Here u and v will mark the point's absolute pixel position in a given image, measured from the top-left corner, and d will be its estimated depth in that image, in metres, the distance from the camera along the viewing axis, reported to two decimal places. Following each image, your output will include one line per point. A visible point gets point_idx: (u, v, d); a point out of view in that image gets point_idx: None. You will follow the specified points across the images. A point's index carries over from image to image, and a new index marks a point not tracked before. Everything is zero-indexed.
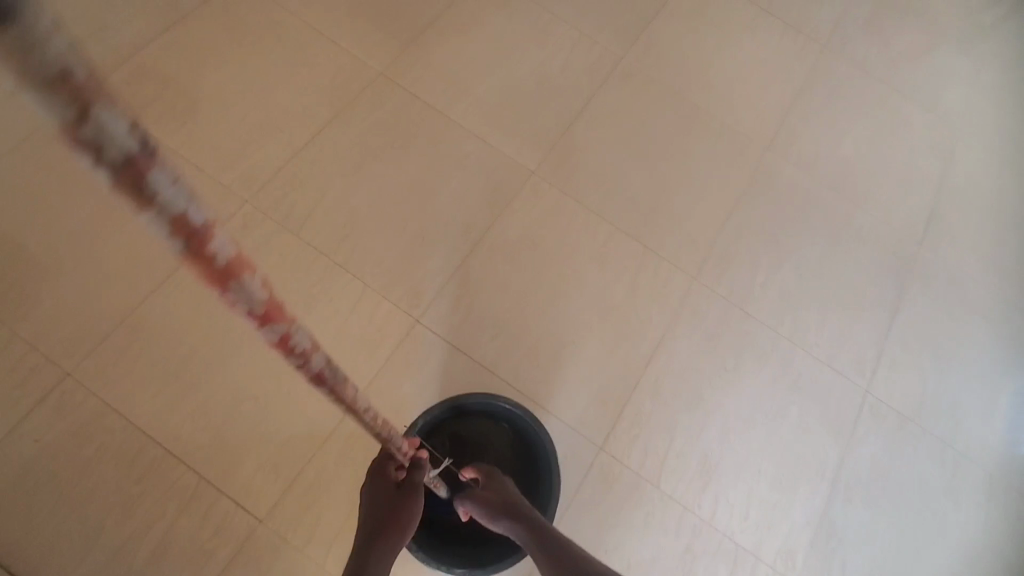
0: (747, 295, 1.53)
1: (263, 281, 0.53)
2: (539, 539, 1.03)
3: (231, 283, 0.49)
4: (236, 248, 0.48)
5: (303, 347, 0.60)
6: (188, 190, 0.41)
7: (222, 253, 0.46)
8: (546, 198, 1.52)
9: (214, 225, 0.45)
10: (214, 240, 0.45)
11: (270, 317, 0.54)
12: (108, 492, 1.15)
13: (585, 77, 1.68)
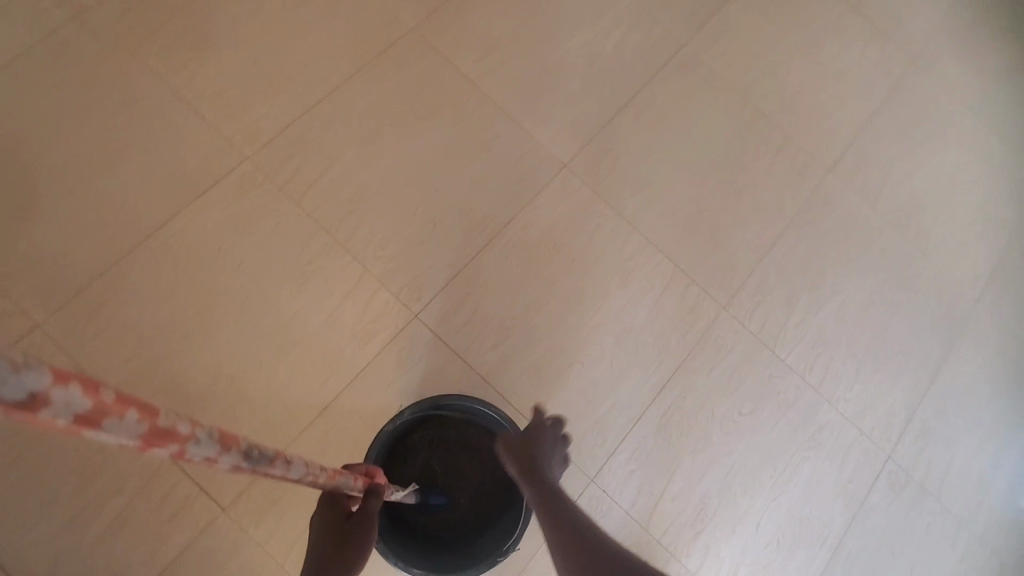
0: (778, 334, 1.39)
1: (140, 409, 0.42)
2: (548, 501, 0.83)
3: (90, 430, 0.38)
4: (96, 390, 0.37)
5: (213, 453, 0.50)
6: (6, 364, 0.31)
7: (67, 409, 0.36)
8: (575, 197, 1.37)
9: (57, 381, 0.34)
10: (59, 398, 0.35)
11: (162, 443, 0.44)
12: (68, 458, 1.09)
13: (638, 63, 1.49)
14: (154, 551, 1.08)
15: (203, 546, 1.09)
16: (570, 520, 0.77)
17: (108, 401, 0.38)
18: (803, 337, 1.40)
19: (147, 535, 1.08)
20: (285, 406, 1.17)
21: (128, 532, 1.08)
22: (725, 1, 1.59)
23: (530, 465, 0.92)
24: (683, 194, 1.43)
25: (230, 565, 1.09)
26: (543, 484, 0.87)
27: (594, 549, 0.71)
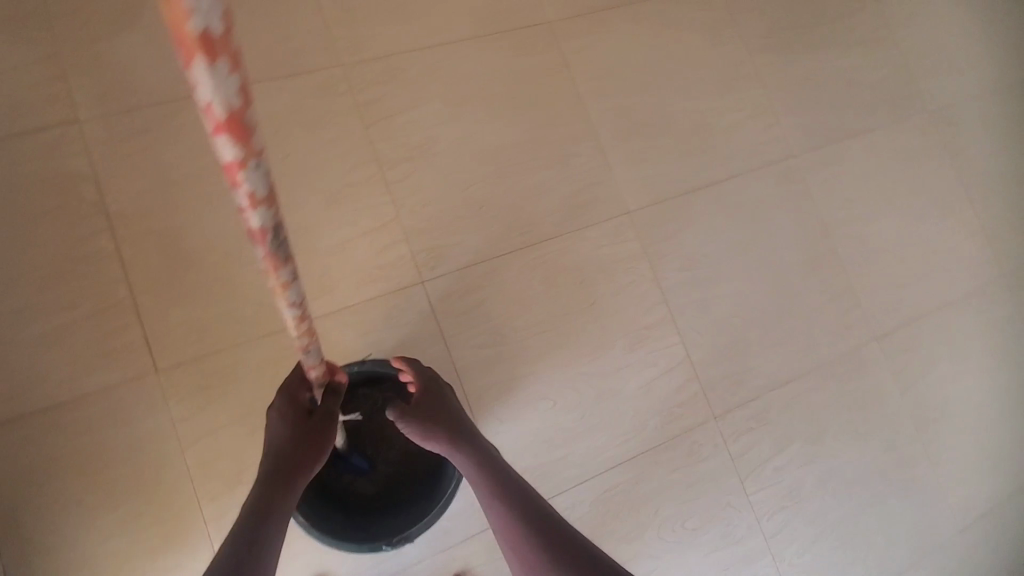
0: (754, 469, 1.30)
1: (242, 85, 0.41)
2: (494, 478, 0.88)
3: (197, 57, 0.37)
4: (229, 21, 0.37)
5: (255, 191, 0.48)
6: None
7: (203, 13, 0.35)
8: (622, 246, 1.33)
9: None
10: None
11: (231, 131, 0.43)
12: (44, 253, 1.07)
13: (740, 153, 1.45)
14: (73, 377, 1.04)
15: (121, 395, 1.05)
16: (519, 499, 0.85)
17: (229, 41, 0.38)
18: (777, 483, 1.31)
19: (76, 360, 1.05)
20: (261, 304, 1.14)
21: (60, 348, 1.05)
22: (850, 137, 1.54)
23: (455, 428, 0.95)
24: (726, 293, 1.37)
25: (135, 426, 1.05)
26: (479, 458, 0.92)
27: (551, 533, 0.79)
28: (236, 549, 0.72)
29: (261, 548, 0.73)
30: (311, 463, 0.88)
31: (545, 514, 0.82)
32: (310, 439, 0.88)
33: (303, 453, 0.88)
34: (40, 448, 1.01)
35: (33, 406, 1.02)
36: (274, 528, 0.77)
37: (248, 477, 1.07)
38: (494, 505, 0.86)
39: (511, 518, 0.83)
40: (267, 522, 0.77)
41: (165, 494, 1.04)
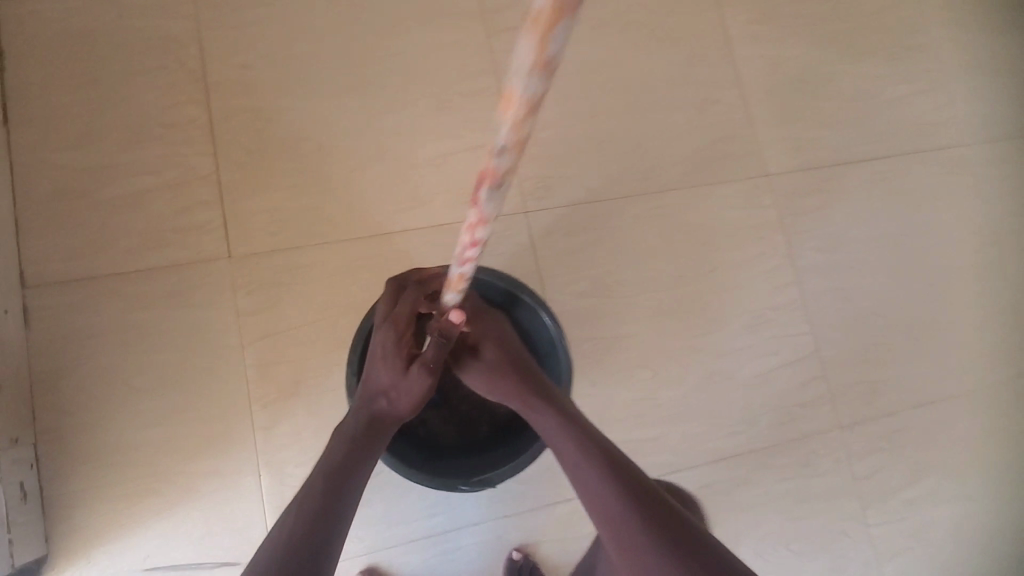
0: (879, 497, 1.09)
1: None
2: (583, 448, 0.69)
3: None
4: None
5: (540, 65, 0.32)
6: None
7: None
8: (756, 212, 1.14)
9: None
10: None
11: None
12: (135, 112, 0.99)
13: (907, 132, 1.24)
14: (143, 249, 0.95)
15: (188, 276, 0.95)
16: (618, 479, 0.65)
17: None
18: (903, 518, 1.10)
19: (148, 230, 0.96)
20: (349, 206, 1.01)
21: (135, 216, 0.96)
22: None
23: (532, 383, 0.76)
24: (869, 286, 1.16)
25: (198, 313, 0.95)
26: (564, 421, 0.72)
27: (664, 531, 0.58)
28: (310, 511, 0.62)
29: (336, 517, 0.62)
30: (404, 411, 0.75)
31: (653, 504, 0.62)
32: (409, 386, 0.74)
33: (398, 398, 0.74)
34: (97, 315, 0.92)
35: (97, 270, 0.94)
36: (351, 491, 0.66)
37: (307, 390, 0.95)
38: (586, 483, 0.66)
39: (609, 504, 0.63)
40: (344, 485, 0.66)
41: (217, 390, 0.93)
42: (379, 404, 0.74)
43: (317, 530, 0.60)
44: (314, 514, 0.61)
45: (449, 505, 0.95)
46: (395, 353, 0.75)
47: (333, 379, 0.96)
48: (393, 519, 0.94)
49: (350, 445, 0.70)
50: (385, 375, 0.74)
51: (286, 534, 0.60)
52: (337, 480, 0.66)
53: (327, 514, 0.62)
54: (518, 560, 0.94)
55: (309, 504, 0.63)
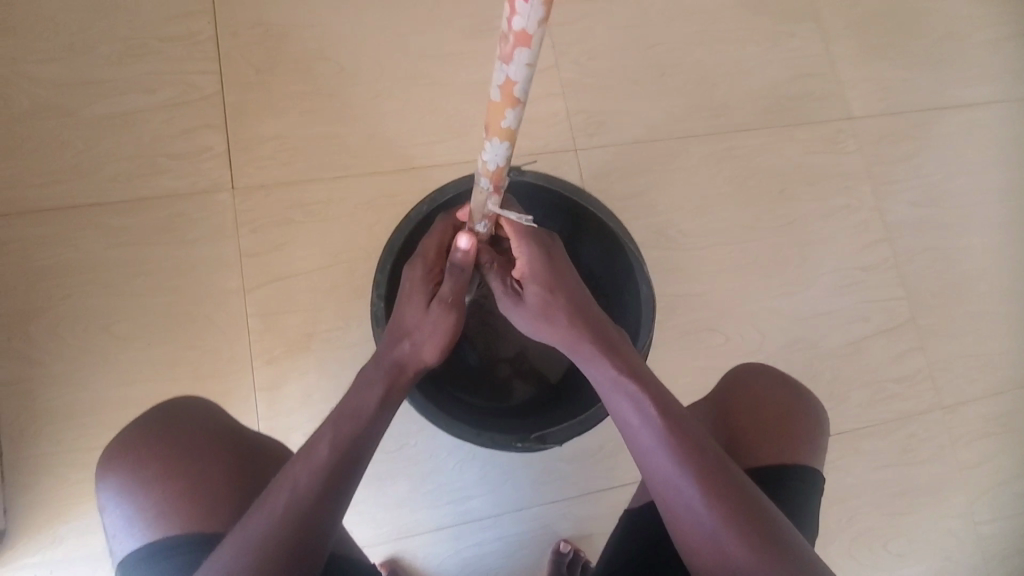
0: (988, 490, 0.92)
1: None
2: (658, 427, 0.50)
3: None
4: None
5: None
6: None
7: None
8: (839, 159, 0.99)
9: None
10: None
11: None
12: (130, 22, 0.85)
13: (1010, 74, 1.07)
14: (133, 176, 0.81)
15: (185, 209, 0.81)
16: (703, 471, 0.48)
17: None
18: (1017, 517, 0.92)
19: (140, 155, 0.82)
20: (372, 134, 0.87)
21: (126, 139, 0.82)
22: None
23: (582, 329, 0.58)
24: (972, 247, 0.99)
25: (195, 251, 0.81)
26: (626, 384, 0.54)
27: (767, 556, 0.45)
28: (308, 476, 0.46)
29: (339, 484, 0.46)
30: (427, 359, 0.56)
31: (750, 513, 0.46)
32: (434, 323, 0.57)
33: (419, 339, 0.56)
34: (76, 251, 0.79)
35: (78, 199, 0.80)
36: (361, 453, 0.49)
37: (319, 345, 0.80)
38: (657, 473, 0.49)
39: (691, 508, 0.47)
40: (349, 448, 0.48)
41: (213, 341, 0.79)
42: (398, 347, 0.56)
43: (314, 502, 0.45)
44: (313, 482, 0.45)
45: (486, 485, 0.79)
46: (419, 281, 0.58)
47: (350, 334, 0.81)
48: (418, 500, 0.78)
49: (359, 401, 0.52)
50: (407, 311, 0.57)
51: (274, 507, 0.44)
52: (341, 438, 0.49)
53: (329, 482, 0.46)
54: (568, 553, 0.77)
55: (304, 467, 0.46)
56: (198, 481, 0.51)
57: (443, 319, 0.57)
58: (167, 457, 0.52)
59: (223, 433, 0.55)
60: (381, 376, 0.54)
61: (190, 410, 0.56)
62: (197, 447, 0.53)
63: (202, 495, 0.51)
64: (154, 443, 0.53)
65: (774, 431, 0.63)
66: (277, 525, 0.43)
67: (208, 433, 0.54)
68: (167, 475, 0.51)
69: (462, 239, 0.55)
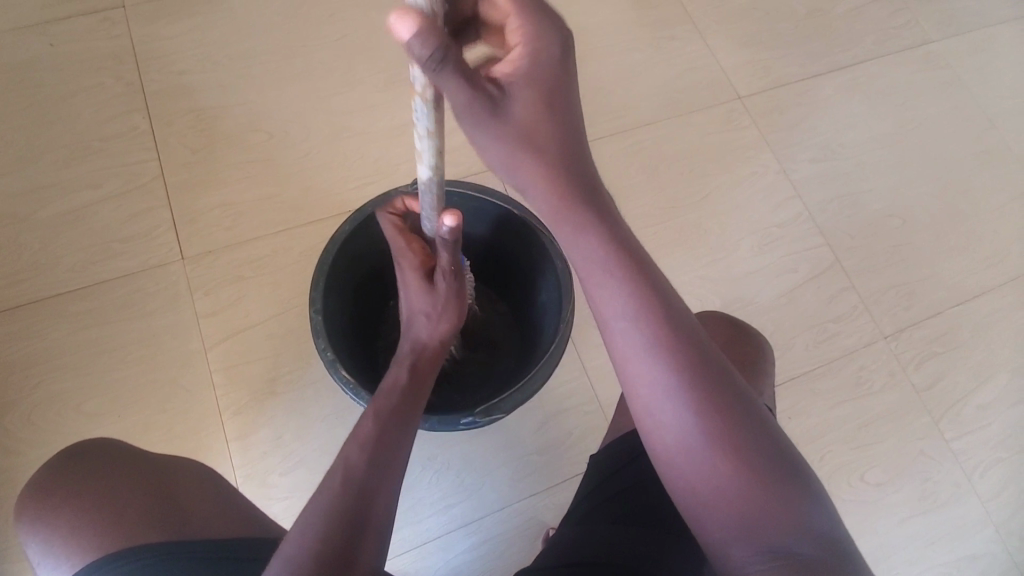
0: (951, 406, 0.95)
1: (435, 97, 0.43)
2: (686, 366, 0.43)
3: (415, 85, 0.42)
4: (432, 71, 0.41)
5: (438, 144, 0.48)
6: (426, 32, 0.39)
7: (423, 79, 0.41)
8: (738, 133, 1.08)
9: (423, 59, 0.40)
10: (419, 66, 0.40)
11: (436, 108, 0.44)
12: (74, 131, 0.94)
13: (876, 35, 1.19)
14: (89, 264, 0.87)
15: (140, 285, 0.87)
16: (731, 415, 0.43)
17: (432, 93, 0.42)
18: (987, 427, 0.95)
19: (94, 245, 0.88)
20: (306, 189, 0.94)
21: (78, 232, 0.89)
22: (1016, 16, 1.23)
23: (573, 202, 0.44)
24: (877, 188, 1.07)
25: (156, 321, 0.85)
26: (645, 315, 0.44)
27: (769, 479, 0.43)
28: (360, 463, 0.47)
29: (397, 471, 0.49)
30: (443, 336, 0.60)
31: (762, 441, 0.43)
32: (443, 299, 0.60)
33: (428, 321, 0.60)
34: (42, 341, 0.83)
35: (39, 294, 0.85)
36: (404, 432, 0.51)
37: (284, 387, 0.84)
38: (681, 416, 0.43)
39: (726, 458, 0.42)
40: (395, 436, 0.50)
41: (181, 402, 0.83)
42: (414, 331, 0.60)
43: (372, 487, 0.46)
44: (369, 468, 0.47)
45: (465, 492, 0.82)
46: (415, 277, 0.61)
47: (314, 371, 0.85)
48: (399, 519, 0.80)
49: (388, 387, 0.55)
50: (415, 299, 0.61)
51: (331, 495, 0.45)
52: (382, 429, 0.50)
53: (374, 461, 0.48)
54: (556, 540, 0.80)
55: (355, 454, 0.48)
56: (110, 495, 0.55)
57: (449, 291, 0.60)
58: (74, 481, 0.56)
59: (130, 454, 0.59)
60: (404, 361, 0.57)
61: (98, 445, 0.59)
62: (112, 477, 0.56)
63: (114, 507, 0.54)
64: (61, 473, 0.57)
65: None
66: (342, 510, 0.44)
67: (113, 456, 0.58)
68: (76, 497, 0.55)
69: (449, 219, 0.54)
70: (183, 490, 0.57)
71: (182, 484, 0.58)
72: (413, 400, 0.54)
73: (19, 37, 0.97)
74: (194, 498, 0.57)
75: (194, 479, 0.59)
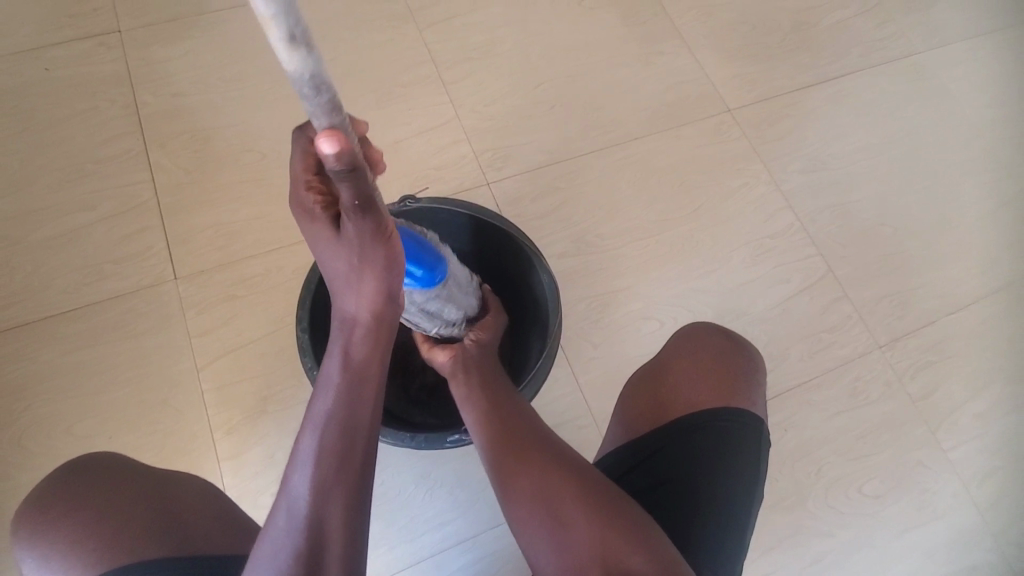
0: (948, 415, 0.95)
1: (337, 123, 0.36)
2: (573, 501, 0.52)
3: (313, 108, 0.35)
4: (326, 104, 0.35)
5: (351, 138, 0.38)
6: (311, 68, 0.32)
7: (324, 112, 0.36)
8: (728, 146, 1.08)
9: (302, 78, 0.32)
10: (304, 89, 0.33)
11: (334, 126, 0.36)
12: (68, 153, 0.95)
13: (863, 47, 1.20)
14: (82, 285, 0.87)
15: (134, 305, 0.87)
16: (618, 506, 0.51)
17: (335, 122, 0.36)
18: (984, 436, 0.94)
19: (87, 265, 0.89)
20: None
21: (71, 253, 0.89)
22: (1002, 26, 1.24)
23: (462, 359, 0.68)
24: (867, 197, 1.08)
25: (148, 341, 0.85)
26: (526, 454, 0.56)
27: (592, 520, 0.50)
28: (306, 503, 0.44)
29: (352, 500, 0.46)
30: (374, 305, 0.48)
31: (578, 489, 0.52)
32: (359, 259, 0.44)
33: (353, 286, 0.47)
34: (35, 363, 0.83)
35: (31, 315, 0.85)
36: (351, 435, 0.47)
37: (276, 406, 0.84)
38: (565, 524, 0.51)
39: (610, 543, 0.49)
40: (343, 464, 0.46)
41: (173, 422, 0.82)
42: (342, 303, 0.49)
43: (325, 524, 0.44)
44: (316, 504, 0.44)
45: (459, 509, 0.81)
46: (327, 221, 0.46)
47: (305, 389, 0.85)
48: (392, 537, 0.79)
49: (324, 384, 0.49)
50: (331, 255, 0.46)
51: (282, 543, 0.43)
52: (326, 453, 0.46)
53: (325, 483, 0.45)
54: None
55: (299, 489, 0.45)
56: (109, 507, 0.55)
57: (364, 242, 0.42)
58: (74, 493, 0.56)
59: (131, 469, 0.59)
60: (337, 348, 0.49)
61: (100, 459, 0.59)
62: (113, 490, 0.56)
63: (113, 519, 0.54)
64: (59, 486, 0.56)
65: (717, 373, 0.65)
66: (295, 556, 0.42)
67: (115, 469, 0.58)
68: (77, 507, 0.55)
69: (324, 146, 0.31)
70: (181, 502, 0.57)
71: (182, 497, 0.58)
72: (358, 405, 0.48)
73: (16, 62, 0.99)
74: (193, 511, 0.57)
75: (193, 493, 0.59)
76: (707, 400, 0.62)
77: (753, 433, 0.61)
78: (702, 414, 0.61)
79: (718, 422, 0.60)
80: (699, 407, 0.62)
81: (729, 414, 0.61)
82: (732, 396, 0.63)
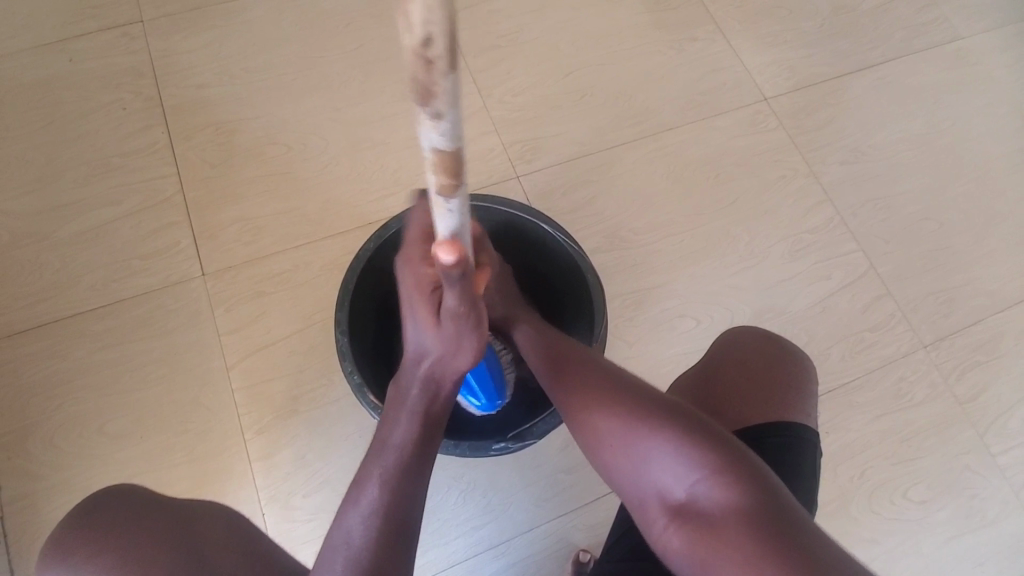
0: (996, 417, 0.91)
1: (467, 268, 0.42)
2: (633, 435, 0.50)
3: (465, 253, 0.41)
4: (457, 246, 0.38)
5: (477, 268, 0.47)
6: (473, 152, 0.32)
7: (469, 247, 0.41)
8: (765, 136, 1.04)
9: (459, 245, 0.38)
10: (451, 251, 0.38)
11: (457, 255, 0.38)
12: (93, 147, 0.93)
13: (904, 31, 1.15)
14: (110, 282, 0.86)
15: (162, 302, 0.86)
16: (664, 427, 0.49)
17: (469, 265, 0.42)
18: None
19: (114, 261, 0.87)
20: (323, 202, 0.92)
21: (98, 249, 0.88)
22: None
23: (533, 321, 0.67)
24: (911, 190, 1.04)
25: (178, 338, 0.85)
26: (577, 388, 0.56)
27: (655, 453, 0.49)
28: (362, 549, 0.43)
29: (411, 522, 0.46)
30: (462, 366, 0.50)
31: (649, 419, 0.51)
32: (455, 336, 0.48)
33: (443, 358, 0.50)
34: (65, 360, 0.83)
35: (60, 313, 0.85)
36: (409, 483, 0.47)
37: (306, 406, 0.83)
38: (629, 455, 0.50)
39: (663, 465, 0.49)
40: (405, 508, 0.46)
41: (203, 422, 0.81)
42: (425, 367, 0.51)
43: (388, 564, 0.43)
44: (373, 552, 0.43)
45: (493, 512, 0.79)
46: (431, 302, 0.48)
47: (336, 387, 0.84)
48: (426, 541, 0.78)
49: (393, 442, 0.49)
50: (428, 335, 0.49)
51: None
52: (387, 509, 0.45)
53: (387, 527, 0.45)
54: (587, 562, 0.77)
55: (356, 534, 0.44)
56: (128, 551, 0.54)
57: (463, 330, 0.47)
58: (91, 535, 0.55)
59: (144, 500, 0.58)
60: (412, 410, 0.51)
61: (120, 490, 0.59)
62: (132, 531, 0.55)
63: (137, 555, 0.54)
64: (83, 526, 0.56)
65: (767, 384, 0.63)
66: None
67: (131, 504, 0.57)
68: (98, 549, 0.54)
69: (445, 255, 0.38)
70: (202, 528, 0.57)
71: (209, 528, 0.57)
72: (419, 457, 0.49)
73: (40, 53, 0.97)
74: (213, 535, 0.56)
75: (214, 522, 0.58)
76: (756, 416, 0.61)
77: (805, 445, 0.60)
78: (756, 428, 0.60)
79: (767, 437, 0.59)
80: (750, 422, 0.61)
81: (781, 428, 0.60)
82: (784, 409, 0.61)
